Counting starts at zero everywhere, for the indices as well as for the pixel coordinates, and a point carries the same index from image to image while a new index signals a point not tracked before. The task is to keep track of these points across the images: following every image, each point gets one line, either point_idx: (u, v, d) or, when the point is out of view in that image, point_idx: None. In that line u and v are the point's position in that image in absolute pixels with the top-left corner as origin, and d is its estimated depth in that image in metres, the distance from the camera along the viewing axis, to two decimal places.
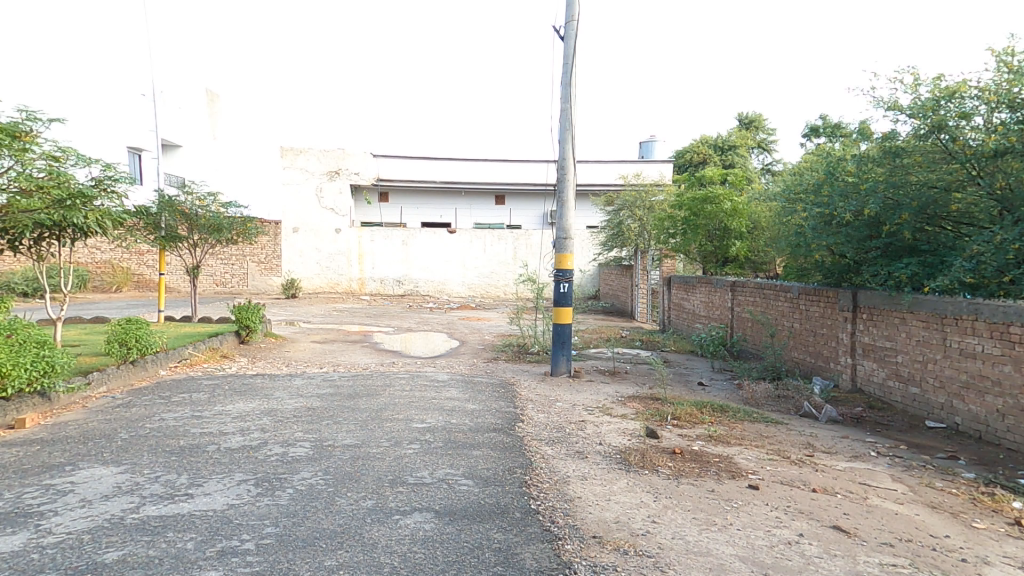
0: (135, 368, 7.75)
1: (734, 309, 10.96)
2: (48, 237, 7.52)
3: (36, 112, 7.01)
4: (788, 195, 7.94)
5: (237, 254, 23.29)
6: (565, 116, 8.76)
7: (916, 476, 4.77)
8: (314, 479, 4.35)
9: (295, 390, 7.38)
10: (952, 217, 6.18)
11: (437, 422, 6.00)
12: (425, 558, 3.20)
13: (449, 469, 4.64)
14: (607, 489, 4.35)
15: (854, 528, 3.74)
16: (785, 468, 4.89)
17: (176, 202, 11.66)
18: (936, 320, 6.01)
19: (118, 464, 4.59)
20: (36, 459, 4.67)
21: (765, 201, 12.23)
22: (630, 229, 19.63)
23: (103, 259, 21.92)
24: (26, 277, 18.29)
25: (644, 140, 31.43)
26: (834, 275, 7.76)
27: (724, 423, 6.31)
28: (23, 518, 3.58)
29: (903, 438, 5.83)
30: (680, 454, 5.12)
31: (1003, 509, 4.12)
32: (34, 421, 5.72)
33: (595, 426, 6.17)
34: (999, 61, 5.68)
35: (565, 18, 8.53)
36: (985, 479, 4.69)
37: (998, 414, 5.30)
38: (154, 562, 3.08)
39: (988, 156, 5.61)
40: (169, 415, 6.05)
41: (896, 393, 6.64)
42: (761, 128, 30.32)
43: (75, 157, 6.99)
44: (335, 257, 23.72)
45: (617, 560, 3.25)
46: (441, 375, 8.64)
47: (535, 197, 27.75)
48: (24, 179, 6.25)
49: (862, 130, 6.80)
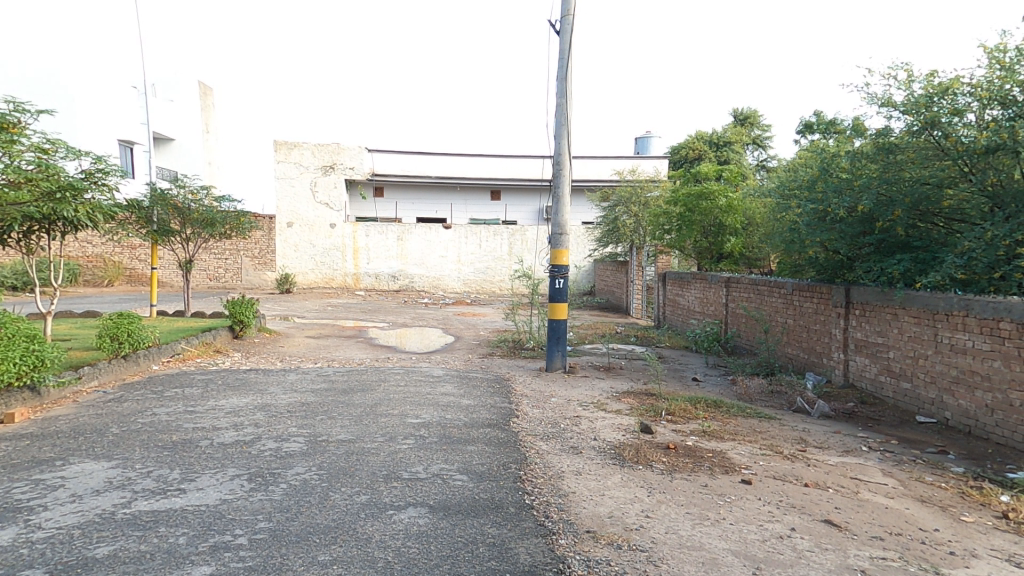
0: (126, 363, 7.71)
1: (728, 305, 11.02)
2: (38, 231, 7.46)
3: (23, 103, 6.88)
4: (783, 191, 7.95)
5: (230, 248, 23.26)
6: (560, 111, 8.74)
7: (906, 471, 4.81)
8: (308, 474, 4.35)
9: (290, 385, 7.36)
10: (944, 213, 6.20)
11: (432, 417, 6.00)
12: (419, 553, 3.20)
13: (444, 464, 4.64)
14: (601, 484, 4.36)
15: (846, 523, 3.76)
16: (778, 463, 4.92)
17: (168, 196, 11.49)
18: (928, 315, 6.03)
19: (109, 459, 4.57)
20: (25, 455, 4.64)
21: (759, 196, 12.23)
22: (625, 225, 19.67)
23: (95, 253, 21.85)
24: (16, 271, 18.24)
25: (640, 136, 31.44)
26: (828, 271, 7.79)
27: (717, 418, 6.34)
28: (11, 514, 3.56)
29: (895, 433, 5.86)
30: (674, 450, 5.14)
31: (991, 503, 4.16)
32: (24, 416, 5.68)
33: (590, 421, 6.18)
34: (991, 57, 5.68)
35: (560, 13, 8.51)
36: (974, 473, 4.72)
37: (988, 409, 5.34)
38: (145, 557, 3.07)
39: (980, 153, 5.63)
40: (162, 410, 6.03)
41: (888, 388, 6.67)
42: (755, 124, 30.38)
43: (65, 149, 6.93)
44: (330, 252, 23.69)
45: (611, 554, 3.27)
46: (436, 370, 8.65)
47: (531, 192, 27.73)
48: (12, 171, 6.18)
49: (856, 127, 6.82)
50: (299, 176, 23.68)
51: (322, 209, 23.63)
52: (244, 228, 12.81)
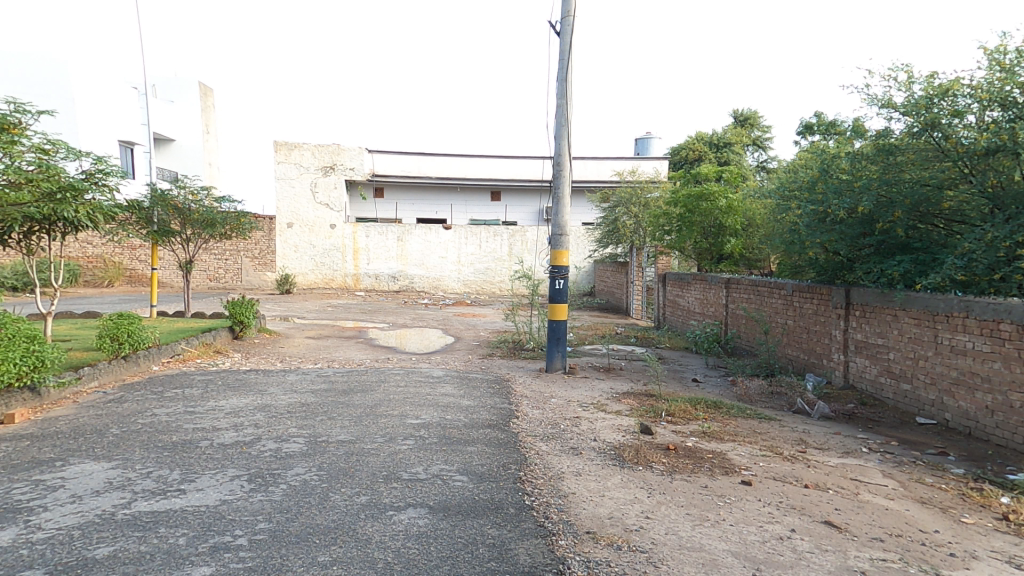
0: (126, 364, 7.71)
1: (728, 306, 11.02)
2: (38, 231, 7.46)
3: (23, 104, 6.89)
4: (783, 193, 7.95)
5: (229, 249, 23.24)
6: (560, 111, 8.74)
7: (906, 472, 4.80)
8: (308, 475, 4.35)
9: (290, 386, 7.37)
10: (945, 214, 6.20)
11: (431, 418, 6.01)
12: (419, 554, 3.20)
13: (444, 464, 4.64)
14: (601, 484, 4.36)
15: (845, 524, 3.76)
16: (778, 464, 4.91)
17: (168, 197, 11.49)
18: (928, 317, 6.03)
19: (109, 459, 4.56)
20: (25, 455, 4.64)
21: (759, 197, 12.23)
22: (625, 226, 19.67)
23: (95, 254, 21.86)
24: (16, 272, 18.26)
25: (640, 138, 31.45)
26: (828, 272, 7.79)
27: (717, 419, 6.34)
28: (11, 514, 3.56)
29: (895, 434, 5.86)
30: (673, 451, 5.14)
31: (991, 504, 4.16)
32: (24, 416, 5.69)
33: (590, 422, 6.18)
34: (991, 58, 5.69)
35: (560, 14, 8.52)
36: (974, 474, 4.72)
37: (988, 411, 5.34)
38: (145, 558, 3.07)
39: (980, 154, 5.63)
40: (161, 411, 6.02)
41: (888, 389, 6.68)
42: (755, 125, 30.40)
43: (65, 150, 6.94)
44: (330, 253, 23.69)
45: (611, 555, 3.26)
46: (436, 371, 8.66)
47: (531, 193, 27.72)
48: (13, 172, 6.19)
49: (856, 128, 6.83)
50: (299, 176, 23.68)
51: (322, 210, 23.63)
52: (244, 229, 12.80)
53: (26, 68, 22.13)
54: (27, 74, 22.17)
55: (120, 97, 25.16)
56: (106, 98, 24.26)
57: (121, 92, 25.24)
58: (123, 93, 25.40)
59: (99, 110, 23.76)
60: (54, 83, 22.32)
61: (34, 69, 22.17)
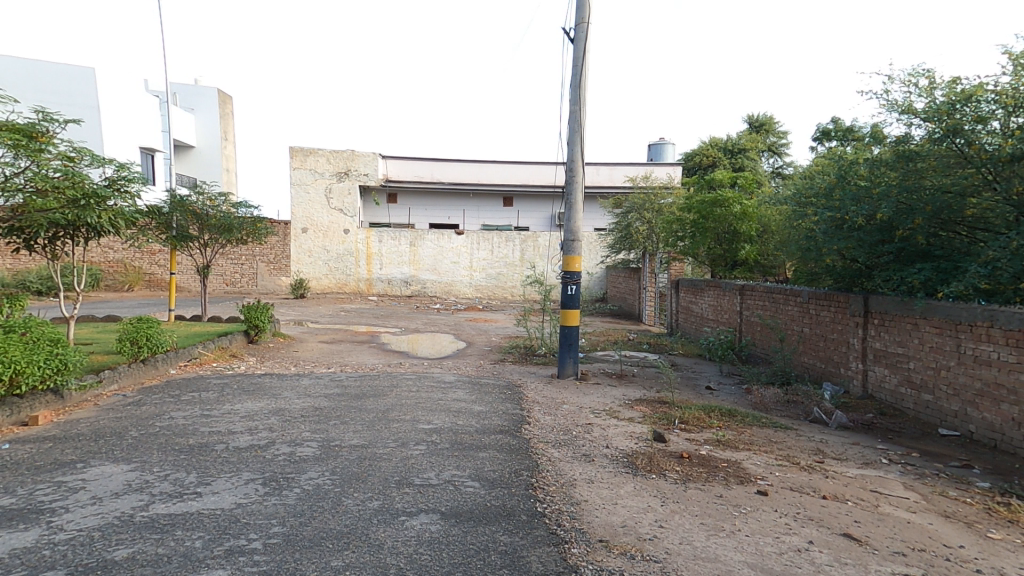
0: (145, 367, 7.78)
1: (743, 313, 10.93)
2: (62, 237, 7.57)
3: (52, 113, 7.03)
4: (800, 199, 7.91)
5: (246, 254, 23.71)
6: (575, 116, 8.75)
7: (928, 485, 4.72)
8: (321, 479, 4.36)
9: (303, 390, 7.40)
10: (967, 222, 6.06)
11: (442, 424, 5.98)
12: (431, 559, 3.20)
13: (456, 470, 4.62)
14: (614, 493, 4.32)
15: (866, 537, 3.69)
16: (794, 474, 4.85)
17: (187, 202, 11.66)
18: (950, 326, 5.95)
19: (128, 462, 4.60)
20: (47, 457, 4.70)
21: (775, 203, 12.16)
22: (638, 231, 19.38)
23: (116, 258, 22.17)
24: (41, 277, 18.61)
25: (655, 144, 31.37)
26: (845, 280, 7.70)
27: (732, 427, 6.27)
28: (35, 515, 3.60)
29: (916, 445, 5.77)
30: (688, 459, 5.09)
31: (1018, 519, 4.06)
32: (47, 419, 5.78)
33: (602, 429, 6.13)
34: (1015, 63, 5.62)
35: (576, 21, 8.53)
36: (999, 489, 4.62)
37: (1014, 423, 5.23)
38: (163, 560, 3.09)
39: (1005, 161, 5.55)
40: (178, 414, 6.06)
41: (908, 400, 6.57)
42: (771, 130, 30.22)
43: (90, 157, 7.03)
44: (344, 257, 23.83)
45: (624, 565, 3.23)
46: (448, 376, 8.65)
47: (544, 198, 27.78)
48: (39, 179, 6.24)
49: (875, 134, 6.79)
50: (314, 182, 23.84)
51: (336, 215, 23.82)
52: (260, 234, 12.87)
53: (56, 78, 22.59)
54: (57, 84, 22.66)
55: (141, 104, 25.46)
56: (129, 106, 24.63)
57: (143, 100, 25.57)
58: (144, 101, 25.74)
59: (123, 118, 24.11)
60: (81, 92, 22.73)
61: (63, 79, 22.65)
